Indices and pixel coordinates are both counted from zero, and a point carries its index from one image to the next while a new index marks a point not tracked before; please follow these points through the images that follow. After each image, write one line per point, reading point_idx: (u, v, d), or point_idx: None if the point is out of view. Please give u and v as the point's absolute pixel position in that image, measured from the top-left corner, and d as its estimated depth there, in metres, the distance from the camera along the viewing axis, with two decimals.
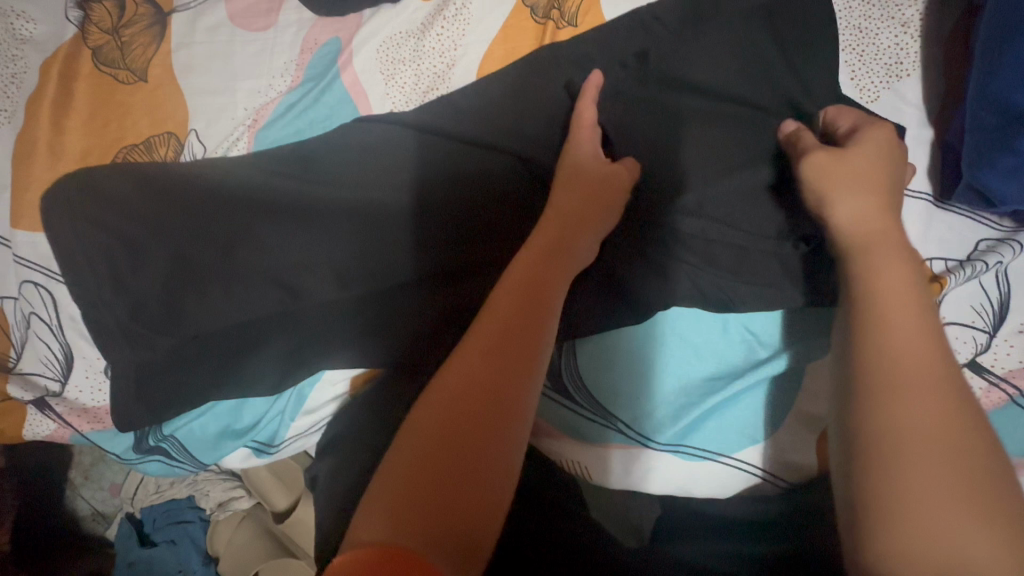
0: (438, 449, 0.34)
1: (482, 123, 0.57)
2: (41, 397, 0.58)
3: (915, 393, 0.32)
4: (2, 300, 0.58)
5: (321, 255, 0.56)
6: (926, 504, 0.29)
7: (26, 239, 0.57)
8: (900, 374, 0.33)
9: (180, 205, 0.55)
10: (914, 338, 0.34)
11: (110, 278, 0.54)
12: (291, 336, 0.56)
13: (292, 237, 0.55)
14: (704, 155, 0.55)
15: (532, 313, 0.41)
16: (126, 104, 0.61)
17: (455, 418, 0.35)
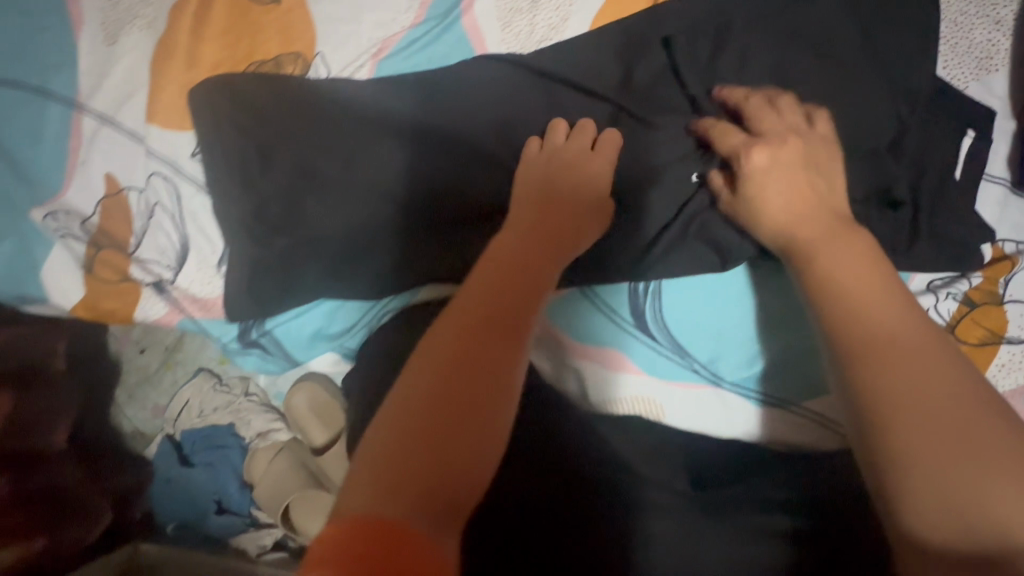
0: (420, 416, 0.34)
1: (594, 71, 0.61)
2: (159, 283, 0.62)
3: (903, 369, 0.35)
4: (126, 190, 0.62)
5: (374, 162, 0.59)
6: (919, 443, 0.32)
7: (161, 135, 0.62)
8: (897, 412, 0.34)
9: (308, 117, 0.59)
10: (884, 328, 0.37)
11: (241, 175, 0.58)
12: (393, 246, 0.59)
13: (367, 145, 0.59)
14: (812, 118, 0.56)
15: (523, 287, 0.42)
16: (259, 22, 0.65)
17: (448, 386, 0.35)
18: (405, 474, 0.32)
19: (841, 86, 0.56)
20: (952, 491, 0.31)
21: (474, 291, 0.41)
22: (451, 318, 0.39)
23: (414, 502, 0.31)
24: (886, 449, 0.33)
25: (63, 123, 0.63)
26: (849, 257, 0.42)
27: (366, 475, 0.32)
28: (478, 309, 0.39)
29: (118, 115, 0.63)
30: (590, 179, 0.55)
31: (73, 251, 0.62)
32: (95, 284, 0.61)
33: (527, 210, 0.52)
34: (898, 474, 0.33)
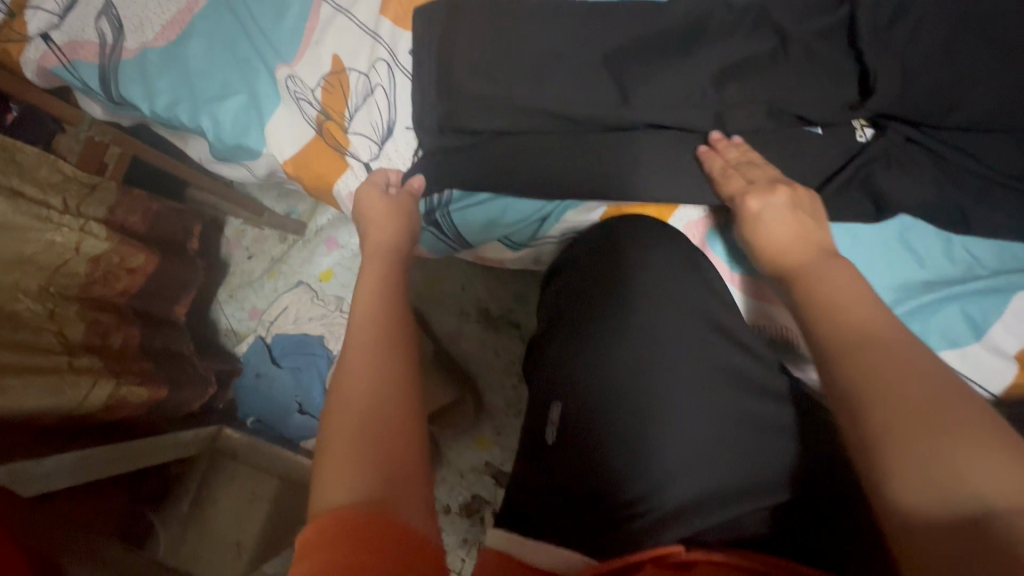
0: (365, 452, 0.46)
1: (789, 24, 0.65)
2: (367, 162, 0.71)
3: (857, 349, 0.47)
4: (349, 72, 0.71)
5: (553, 71, 0.67)
6: (882, 406, 0.43)
7: (389, 28, 0.71)
8: (890, 440, 0.42)
9: (511, 35, 0.67)
10: (859, 324, 0.49)
11: (439, 70, 0.67)
12: (548, 146, 0.68)
13: (547, 43, 0.67)
14: (982, 94, 0.62)
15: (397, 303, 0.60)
16: None
17: (379, 439, 0.48)
18: (361, 485, 0.44)
19: (1013, 67, 0.62)
20: (935, 463, 0.40)
21: (368, 367, 0.53)
22: (355, 389, 0.51)
23: (374, 496, 0.43)
24: (849, 407, 0.45)
25: (304, 6, 0.72)
26: (818, 256, 0.56)
27: (337, 490, 0.44)
28: (386, 385, 0.51)
29: (353, 8, 0.72)
30: (591, 32, 0.67)
31: (300, 117, 0.71)
32: (313, 148, 0.71)
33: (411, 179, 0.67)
34: (864, 418, 0.44)
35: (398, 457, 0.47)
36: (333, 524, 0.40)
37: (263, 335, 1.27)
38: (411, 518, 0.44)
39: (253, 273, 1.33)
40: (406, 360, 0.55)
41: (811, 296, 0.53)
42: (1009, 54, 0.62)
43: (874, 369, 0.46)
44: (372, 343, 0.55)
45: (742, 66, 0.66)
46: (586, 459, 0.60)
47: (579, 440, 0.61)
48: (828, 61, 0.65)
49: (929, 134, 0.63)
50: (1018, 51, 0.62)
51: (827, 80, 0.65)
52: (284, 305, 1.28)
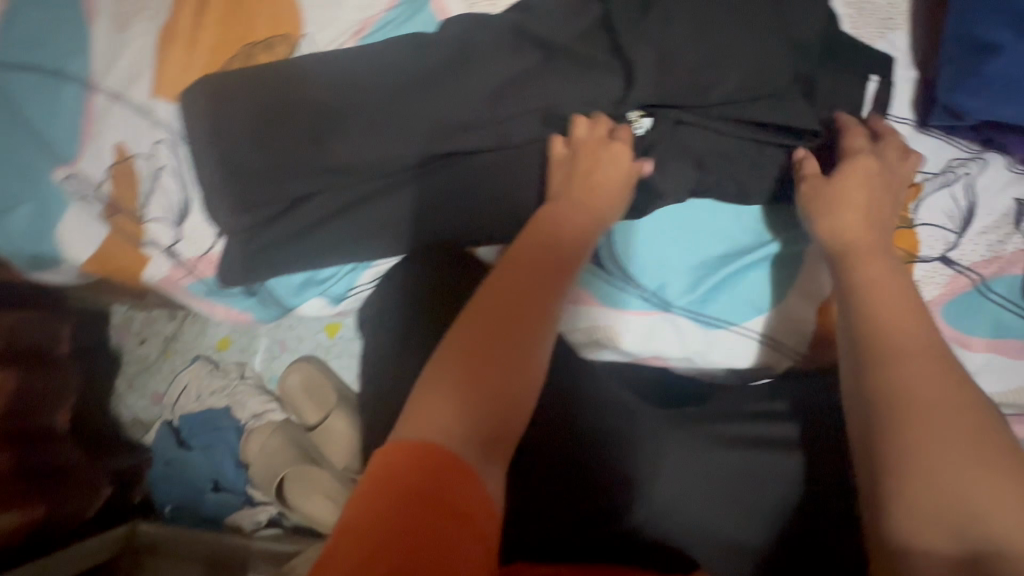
0: (473, 413, 0.46)
1: (550, 32, 0.66)
2: (168, 246, 0.69)
3: (909, 364, 0.49)
4: (135, 158, 0.69)
5: (335, 120, 0.66)
6: (937, 465, 0.44)
7: (166, 107, 0.70)
8: (925, 463, 0.45)
9: (286, 95, 0.67)
10: (896, 330, 0.51)
11: (214, 136, 0.65)
12: (344, 194, 0.66)
13: (325, 93, 0.66)
14: (738, 65, 0.63)
15: (513, 304, 0.53)
16: (253, 11, 0.73)
17: (482, 412, 0.47)
18: (462, 443, 0.44)
19: (762, 34, 0.63)
20: (944, 485, 0.44)
21: (469, 333, 0.51)
22: (467, 363, 0.48)
23: (470, 454, 0.44)
24: (891, 406, 0.47)
25: (78, 102, 0.71)
26: (876, 267, 0.55)
27: (434, 429, 0.44)
28: (463, 418, 0.45)
29: (127, 92, 0.71)
30: (365, 76, 0.67)
31: (90, 214, 0.69)
32: (113, 242, 0.69)
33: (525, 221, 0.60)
34: (909, 427, 0.46)
35: (497, 430, 0.47)
36: (419, 464, 0.42)
37: (168, 419, 1.23)
38: (486, 477, 0.44)
39: (149, 357, 1.29)
40: (530, 316, 0.52)
41: (859, 309, 0.53)
42: (757, 22, 0.64)
43: (910, 389, 0.48)
44: (454, 365, 0.48)
45: (515, 80, 0.66)
46: (576, 484, 0.59)
47: (567, 445, 0.60)
48: (595, 59, 0.66)
49: (700, 116, 0.65)
50: (764, 17, 0.64)
51: (598, 78, 0.65)
52: (184, 384, 1.25)
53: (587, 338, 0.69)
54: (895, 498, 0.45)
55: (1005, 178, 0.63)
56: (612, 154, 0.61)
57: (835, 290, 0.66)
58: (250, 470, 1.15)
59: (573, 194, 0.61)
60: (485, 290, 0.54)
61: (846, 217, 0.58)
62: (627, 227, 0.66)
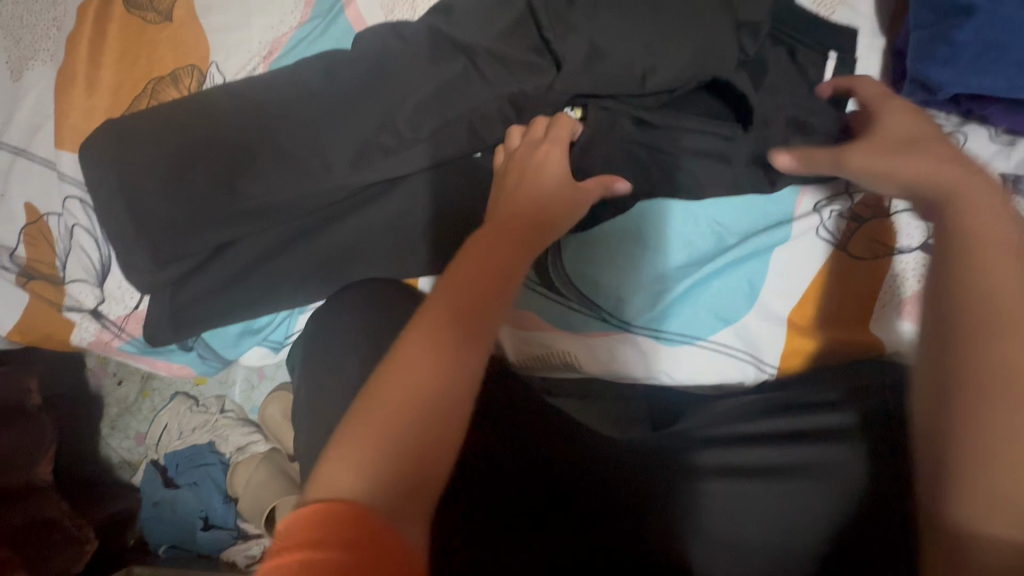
0: (406, 439, 0.38)
1: (473, 38, 0.60)
2: (93, 308, 0.65)
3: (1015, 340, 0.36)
4: (46, 217, 0.65)
5: (249, 153, 0.60)
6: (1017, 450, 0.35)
7: (71, 158, 0.65)
8: (996, 456, 0.35)
9: (193, 130, 0.61)
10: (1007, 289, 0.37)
11: (119, 187, 0.60)
12: (272, 236, 0.62)
13: (235, 126, 0.61)
14: (683, 53, 0.57)
15: (487, 288, 0.43)
16: (154, 41, 0.67)
17: (425, 423, 0.39)
18: (391, 484, 0.37)
19: (707, 15, 0.57)
20: (1012, 478, 0.34)
21: (424, 333, 0.41)
22: (398, 375, 0.39)
23: (401, 491, 0.37)
24: (976, 396, 0.36)
25: None
26: (985, 205, 0.40)
27: (351, 472, 0.37)
28: (420, 428, 0.38)
29: (30, 146, 0.66)
30: (277, 103, 0.61)
31: (6, 282, 0.65)
32: (34, 309, 0.65)
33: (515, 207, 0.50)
34: (997, 423, 0.35)
35: (435, 445, 0.39)
36: (337, 512, 0.35)
37: (154, 458, 1.22)
38: (408, 527, 0.36)
39: (127, 398, 1.26)
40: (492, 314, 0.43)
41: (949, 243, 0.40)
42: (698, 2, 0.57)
43: (1000, 358, 0.36)
44: (423, 358, 0.40)
45: (441, 94, 0.61)
46: (586, 496, 0.50)
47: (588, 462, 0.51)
48: (522, 62, 0.60)
49: (623, 101, 0.59)
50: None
51: (526, 82, 0.60)
52: (165, 422, 1.22)
53: (546, 365, 0.63)
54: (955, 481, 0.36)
55: (988, 150, 0.58)
56: (544, 139, 0.55)
57: (810, 283, 0.61)
58: (240, 504, 1.13)
59: (547, 185, 0.52)
60: (467, 258, 0.45)
61: (907, 164, 0.44)
62: (575, 243, 0.61)
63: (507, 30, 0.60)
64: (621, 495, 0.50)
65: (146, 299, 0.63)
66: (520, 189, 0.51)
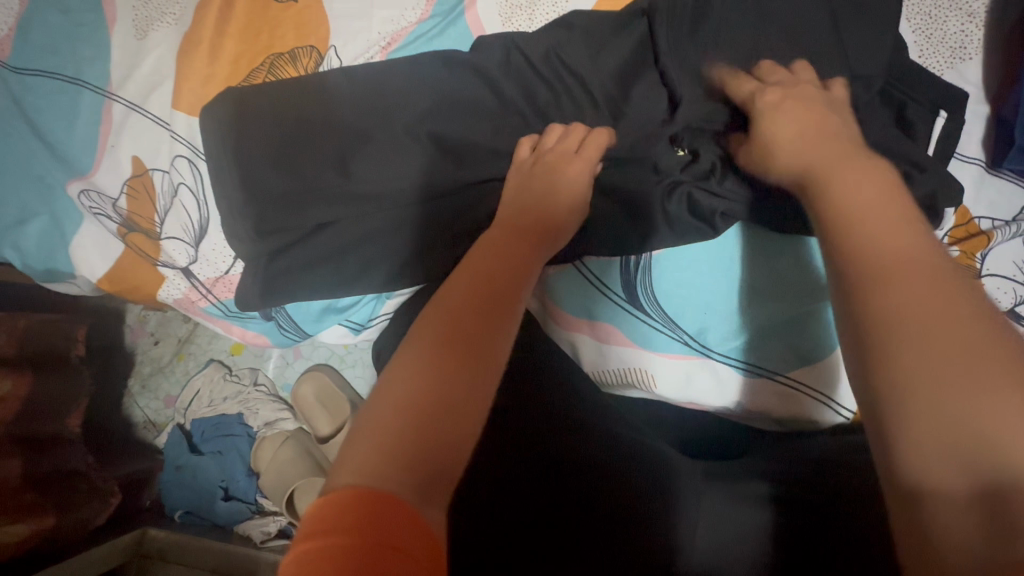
0: (413, 434, 0.36)
1: (594, 57, 0.62)
2: (185, 267, 0.66)
3: (902, 283, 0.33)
4: (152, 172, 0.67)
5: (361, 138, 0.62)
6: (936, 387, 0.29)
7: (185, 120, 0.67)
8: (927, 394, 0.29)
9: (311, 109, 0.63)
10: (897, 247, 0.35)
11: (234, 156, 0.62)
12: (370, 220, 0.63)
13: (354, 109, 0.63)
14: None
15: (499, 285, 0.46)
16: (278, 18, 0.69)
17: (431, 403, 0.37)
18: (399, 466, 0.35)
19: (825, 64, 0.59)
20: (960, 412, 0.28)
21: (424, 338, 0.41)
22: (403, 367, 0.39)
23: (418, 481, 0.35)
24: (873, 339, 0.32)
25: (94, 110, 0.68)
26: (865, 179, 0.40)
27: (369, 463, 0.35)
28: (439, 409, 0.37)
29: (146, 103, 0.68)
30: (394, 92, 0.63)
31: (106, 230, 0.67)
32: (127, 261, 0.67)
33: (530, 220, 0.54)
34: (898, 359, 0.31)
35: (451, 429, 0.37)
36: (335, 505, 0.33)
37: (181, 422, 1.22)
38: (422, 514, 0.34)
39: (162, 358, 1.27)
40: (499, 326, 0.43)
41: (825, 210, 0.40)
42: (815, 50, 0.59)
43: (900, 283, 0.33)
44: (425, 344, 0.40)
45: (554, 106, 0.63)
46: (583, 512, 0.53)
47: (585, 477, 0.54)
48: (635, 83, 0.62)
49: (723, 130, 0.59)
50: (827, 46, 0.59)
51: (637, 102, 0.61)
52: (196, 388, 1.23)
53: (619, 381, 0.66)
54: (900, 426, 0.30)
55: None
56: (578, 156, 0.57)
57: None
58: (262, 478, 1.14)
59: (568, 196, 0.57)
60: (471, 265, 0.47)
61: (793, 155, 0.47)
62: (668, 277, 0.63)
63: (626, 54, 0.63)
64: (613, 499, 0.53)
65: (241, 264, 0.64)
66: (533, 203, 0.56)
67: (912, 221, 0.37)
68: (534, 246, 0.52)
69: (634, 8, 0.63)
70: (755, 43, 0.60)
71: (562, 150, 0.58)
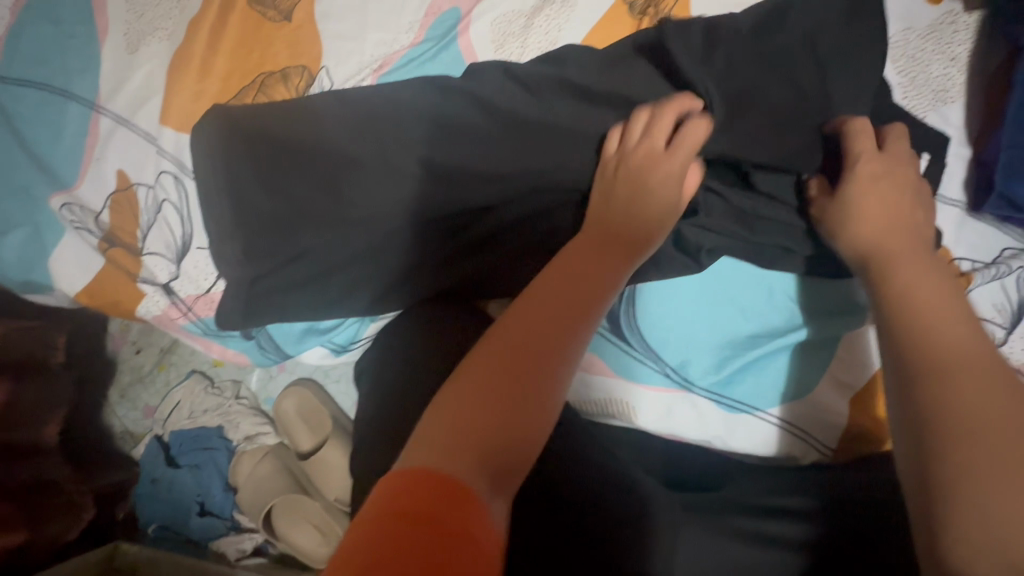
0: (481, 433, 0.36)
1: (583, 89, 0.63)
2: (166, 283, 0.65)
3: (965, 382, 0.37)
4: (136, 187, 0.66)
5: (349, 160, 0.62)
6: (988, 485, 0.33)
7: (172, 136, 0.66)
8: (974, 491, 0.33)
9: (301, 131, 0.63)
10: (959, 337, 0.40)
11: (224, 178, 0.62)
12: (355, 243, 0.63)
13: (344, 131, 0.63)
14: None
15: (577, 295, 0.46)
16: (271, 37, 0.70)
17: (499, 406, 0.37)
18: (467, 460, 0.34)
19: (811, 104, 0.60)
20: (1005, 511, 0.32)
21: (500, 339, 0.41)
22: (477, 364, 0.40)
23: (484, 479, 0.34)
24: (934, 434, 0.37)
25: (81, 123, 0.68)
26: (925, 283, 0.45)
27: (435, 450, 0.34)
28: (505, 409, 0.37)
29: (134, 117, 0.67)
30: (385, 116, 0.63)
31: (87, 244, 0.66)
32: (107, 276, 0.66)
33: (598, 230, 0.54)
34: (954, 456, 0.35)
35: (515, 434, 0.37)
36: (399, 484, 0.31)
37: (160, 434, 1.20)
38: (491, 509, 0.33)
39: (142, 368, 1.25)
40: (577, 323, 0.44)
41: (894, 305, 0.45)
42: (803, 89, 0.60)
43: (956, 383, 0.38)
44: (503, 345, 0.41)
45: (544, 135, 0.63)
46: (623, 531, 0.52)
47: (626, 500, 0.54)
48: (624, 116, 0.63)
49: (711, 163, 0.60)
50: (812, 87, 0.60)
51: None
52: (177, 399, 1.21)
53: (600, 412, 0.65)
54: (947, 517, 0.34)
55: None
56: None
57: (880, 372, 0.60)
58: (239, 494, 1.12)
59: (658, 209, 0.55)
60: (547, 275, 0.48)
61: (856, 234, 0.52)
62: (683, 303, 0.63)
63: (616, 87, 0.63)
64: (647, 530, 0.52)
65: (223, 283, 0.64)
66: (613, 211, 0.55)
67: (967, 321, 0.42)
68: (613, 256, 0.51)
69: (625, 42, 0.64)
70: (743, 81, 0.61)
71: (651, 145, 0.55)
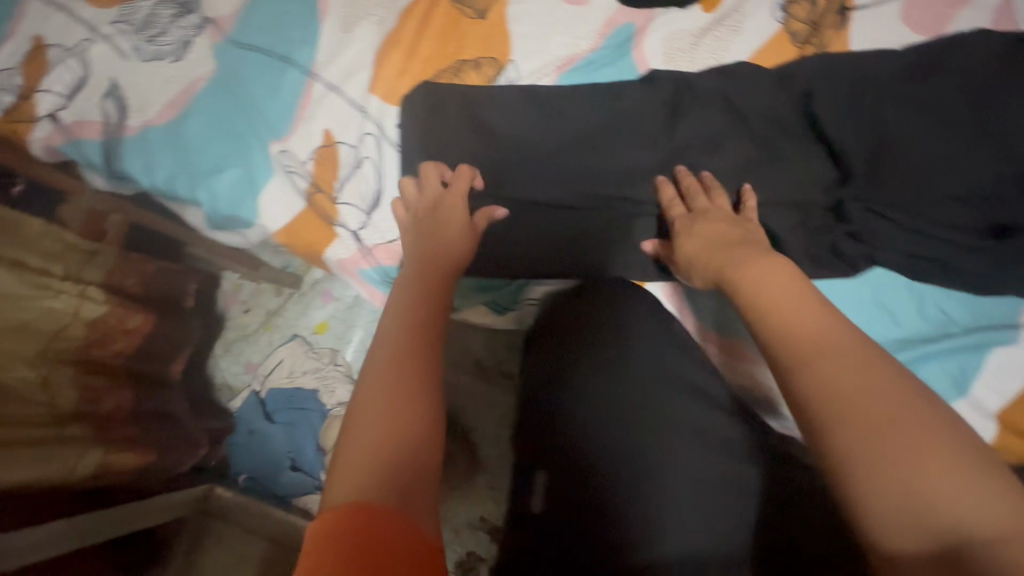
0: (384, 455, 0.46)
1: (752, 104, 0.70)
2: (355, 230, 0.74)
3: (851, 411, 0.45)
4: (339, 144, 0.75)
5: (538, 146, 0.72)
6: (897, 515, 0.41)
7: (379, 105, 0.75)
8: (893, 510, 0.41)
9: (500, 114, 0.72)
10: (824, 366, 0.47)
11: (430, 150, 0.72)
12: (536, 217, 0.73)
13: (535, 120, 0.72)
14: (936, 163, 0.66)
15: (423, 327, 0.58)
16: (467, 31, 0.79)
17: (387, 433, 0.47)
18: (379, 478, 0.44)
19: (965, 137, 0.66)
20: (928, 523, 0.40)
21: (371, 386, 0.51)
22: (363, 411, 0.49)
23: (393, 489, 0.44)
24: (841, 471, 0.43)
25: (297, 85, 0.77)
26: (792, 302, 0.53)
27: (347, 486, 0.43)
28: (389, 432, 0.48)
29: (344, 85, 0.77)
30: (568, 111, 0.72)
31: (294, 188, 0.75)
32: (304, 217, 0.75)
33: (424, 260, 0.66)
34: (870, 495, 0.42)
35: (410, 447, 0.47)
36: (334, 519, 0.41)
37: (257, 389, 1.26)
38: (412, 511, 0.43)
39: (248, 327, 1.33)
40: (430, 350, 0.56)
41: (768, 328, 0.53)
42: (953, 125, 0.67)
43: (831, 409, 0.45)
44: (377, 385, 0.51)
45: (711, 141, 0.70)
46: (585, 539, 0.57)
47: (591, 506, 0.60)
48: (787, 131, 0.70)
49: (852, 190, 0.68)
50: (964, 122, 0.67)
51: (787, 147, 0.69)
52: (279, 358, 1.28)
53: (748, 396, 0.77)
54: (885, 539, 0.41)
55: None
56: None
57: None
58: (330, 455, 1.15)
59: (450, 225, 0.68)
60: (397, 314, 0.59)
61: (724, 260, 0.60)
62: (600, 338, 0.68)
63: (782, 105, 0.70)
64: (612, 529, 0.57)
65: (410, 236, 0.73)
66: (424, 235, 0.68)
67: (833, 335, 0.49)
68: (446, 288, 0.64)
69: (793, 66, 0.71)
70: (899, 112, 0.68)
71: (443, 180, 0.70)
